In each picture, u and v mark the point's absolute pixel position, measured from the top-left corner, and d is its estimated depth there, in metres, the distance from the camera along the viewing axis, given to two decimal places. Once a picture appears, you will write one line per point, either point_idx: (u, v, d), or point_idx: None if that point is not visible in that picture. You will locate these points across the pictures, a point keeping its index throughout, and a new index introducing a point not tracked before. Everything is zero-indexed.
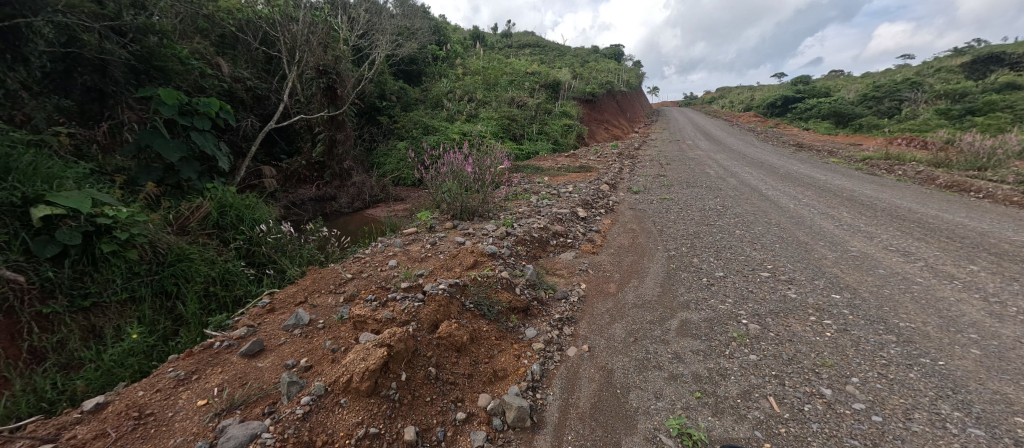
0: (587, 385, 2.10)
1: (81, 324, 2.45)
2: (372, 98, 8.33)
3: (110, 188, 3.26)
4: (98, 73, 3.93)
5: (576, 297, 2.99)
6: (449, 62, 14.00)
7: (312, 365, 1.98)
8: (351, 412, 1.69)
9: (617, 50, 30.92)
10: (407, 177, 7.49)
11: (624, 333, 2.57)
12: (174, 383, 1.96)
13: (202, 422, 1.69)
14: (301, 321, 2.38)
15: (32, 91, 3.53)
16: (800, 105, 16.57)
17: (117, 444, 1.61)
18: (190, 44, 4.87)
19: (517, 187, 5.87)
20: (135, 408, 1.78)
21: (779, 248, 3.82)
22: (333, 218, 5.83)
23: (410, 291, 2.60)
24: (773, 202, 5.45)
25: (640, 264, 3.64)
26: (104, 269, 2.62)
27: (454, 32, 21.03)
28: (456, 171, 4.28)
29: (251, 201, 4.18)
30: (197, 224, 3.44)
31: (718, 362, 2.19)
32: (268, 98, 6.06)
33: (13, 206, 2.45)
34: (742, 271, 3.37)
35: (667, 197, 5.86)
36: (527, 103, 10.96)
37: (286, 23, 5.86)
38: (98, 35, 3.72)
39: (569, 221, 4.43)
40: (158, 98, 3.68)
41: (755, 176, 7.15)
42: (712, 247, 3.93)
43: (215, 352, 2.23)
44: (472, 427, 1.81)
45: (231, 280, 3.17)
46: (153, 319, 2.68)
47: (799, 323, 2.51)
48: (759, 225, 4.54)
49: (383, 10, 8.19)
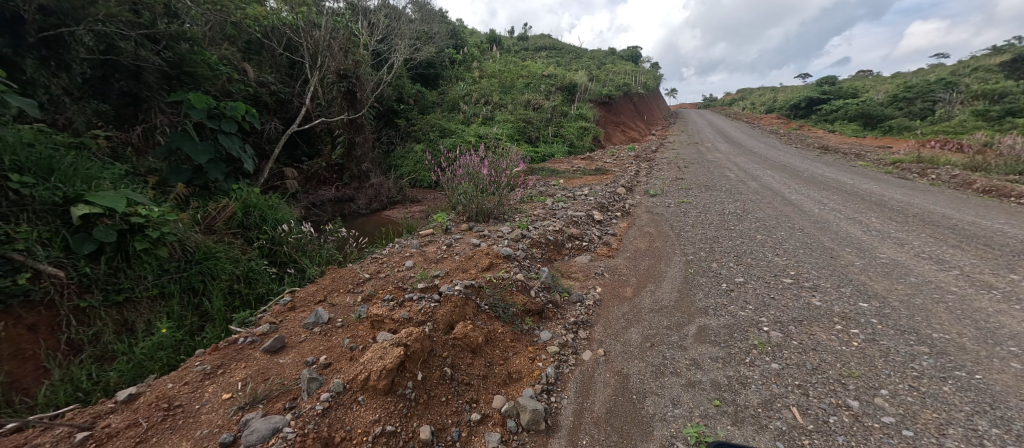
0: (603, 390, 2.08)
1: (115, 318, 2.57)
2: (391, 101, 8.48)
3: (143, 189, 3.42)
4: (133, 78, 4.14)
5: (591, 301, 2.97)
6: (465, 65, 14.12)
7: (332, 362, 2.03)
8: (368, 410, 1.72)
9: (634, 51, 30.59)
10: (423, 179, 7.60)
11: (640, 338, 2.54)
12: (201, 376, 2.03)
13: (226, 415, 1.74)
14: (321, 320, 2.44)
15: (74, 96, 3.75)
16: (825, 106, 16.06)
17: (147, 434, 1.68)
18: (218, 50, 5.06)
19: (533, 189, 5.88)
20: (164, 400, 1.86)
21: (802, 254, 3.70)
22: (351, 219, 5.96)
23: (427, 291, 2.63)
24: (797, 206, 5.29)
25: (656, 268, 3.59)
26: (137, 266, 2.74)
27: (471, 35, 21.23)
28: (472, 173, 4.31)
29: (274, 201, 4.32)
30: (223, 223, 3.56)
31: (738, 370, 2.13)
32: (291, 101, 6.24)
33: (55, 205, 2.59)
34: (763, 277, 3.29)
35: (685, 201, 5.76)
36: (543, 106, 10.97)
37: (308, 29, 6.04)
38: (134, 43, 3.92)
39: (585, 223, 4.41)
40: (189, 102, 3.84)
41: (778, 179, 6.96)
42: (732, 252, 3.84)
43: (239, 347, 2.30)
44: (487, 428, 1.82)
45: (254, 278, 3.27)
46: (180, 314, 2.79)
47: (824, 332, 2.43)
48: (781, 229, 4.41)
49: (403, 14, 8.32)
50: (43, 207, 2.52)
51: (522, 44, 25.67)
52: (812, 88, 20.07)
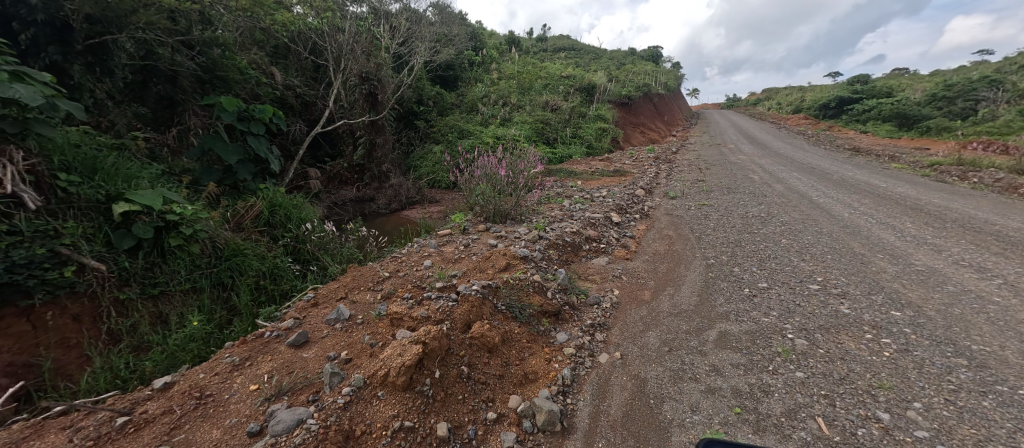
0: (619, 393, 2.07)
1: (150, 310, 2.71)
2: (410, 103, 8.63)
3: (177, 188, 3.59)
4: (169, 83, 4.36)
5: (609, 303, 2.95)
6: (484, 67, 14.23)
7: (352, 358, 2.08)
8: (387, 405, 1.76)
9: (656, 51, 30.04)
10: (442, 180, 7.70)
11: (658, 342, 2.50)
12: (230, 368, 2.12)
13: (254, 405, 1.82)
14: (342, 316, 2.50)
15: (116, 100, 3.98)
16: (857, 106, 15.42)
17: (181, 420, 1.77)
18: (248, 55, 5.27)
19: (551, 190, 5.87)
20: (196, 389, 1.96)
21: (831, 260, 3.57)
22: (371, 218, 6.10)
23: (445, 291, 2.66)
24: (825, 210, 5.11)
25: (675, 271, 3.53)
26: (171, 261, 2.88)
27: (490, 37, 21.37)
28: (490, 174, 4.35)
29: (298, 201, 4.45)
30: (251, 221, 3.70)
31: (760, 378, 2.08)
32: (315, 104, 6.42)
33: (98, 202, 2.74)
34: (788, 282, 3.19)
35: (706, 203, 5.63)
36: (561, 107, 10.94)
37: (333, 33, 6.19)
38: (171, 49, 4.13)
39: (602, 225, 4.37)
40: (220, 105, 4.02)
41: (805, 182, 6.73)
42: (755, 257, 3.73)
43: (265, 341, 2.39)
44: (503, 428, 1.83)
45: (279, 274, 3.40)
46: (210, 308, 2.93)
47: (852, 340, 2.34)
48: (808, 234, 4.27)
49: (423, 18, 8.43)
50: (88, 205, 2.68)
51: (540, 45, 25.67)
52: (842, 87, 19.27)
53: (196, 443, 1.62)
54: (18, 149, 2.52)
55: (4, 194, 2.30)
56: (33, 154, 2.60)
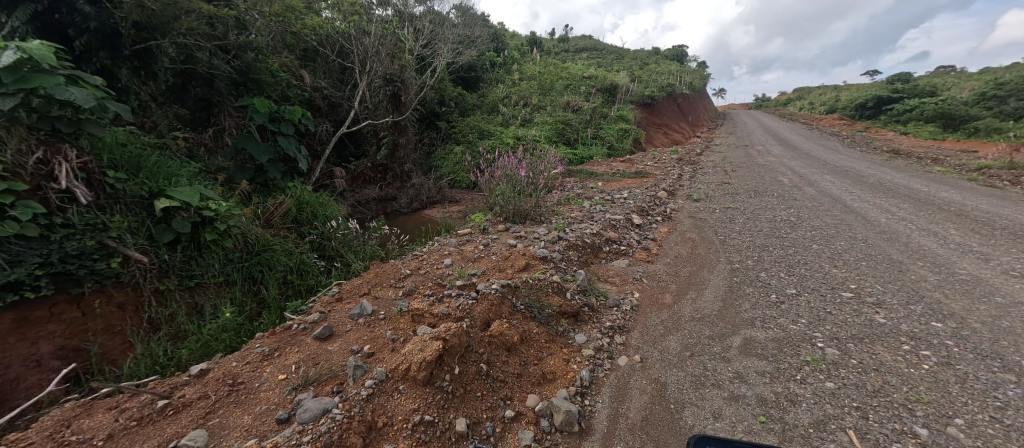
0: (638, 397, 2.04)
1: (187, 300, 2.87)
2: (432, 104, 8.76)
3: (213, 185, 3.78)
4: (206, 86, 4.61)
5: (628, 306, 2.91)
6: (505, 68, 14.29)
7: (374, 352, 2.14)
8: (408, 398, 1.80)
9: (680, 51, 29.35)
10: (462, 180, 7.78)
11: (678, 346, 2.46)
12: (260, 357, 2.22)
13: (282, 394, 1.89)
14: (365, 311, 2.56)
15: (159, 102, 4.23)
16: (897, 106, 14.61)
17: (215, 405, 1.87)
18: (279, 59, 5.51)
19: (571, 191, 5.83)
20: (229, 376, 2.05)
21: (865, 267, 3.41)
22: (393, 217, 6.23)
23: (465, 289, 2.70)
24: (861, 215, 4.87)
25: (698, 275, 3.46)
26: (206, 255, 3.03)
27: (512, 38, 21.43)
28: (510, 174, 4.37)
29: (324, 199, 4.60)
30: (280, 218, 3.85)
31: (788, 387, 2.01)
32: (341, 105, 6.61)
33: (142, 198, 2.91)
34: (818, 289, 3.06)
35: (732, 206, 5.47)
36: (582, 108, 10.87)
37: (360, 37, 6.35)
38: (209, 53, 4.37)
39: (623, 227, 4.32)
40: (253, 106, 4.21)
41: (838, 185, 6.45)
42: (784, 262, 3.60)
43: (293, 333, 2.48)
44: (520, 426, 1.84)
45: (305, 270, 3.52)
46: (241, 301, 3.07)
47: (888, 351, 2.23)
48: (841, 239, 4.08)
49: (446, 20, 8.55)
50: (133, 200, 2.85)
51: (562, 45, 25.52)
52: (880, 86, 18.31)
53: (230, 427, 1.71)
54: (72, 147, 2.71)
55: (59, 189, 2.49)
56: (85, 152, 2.79)
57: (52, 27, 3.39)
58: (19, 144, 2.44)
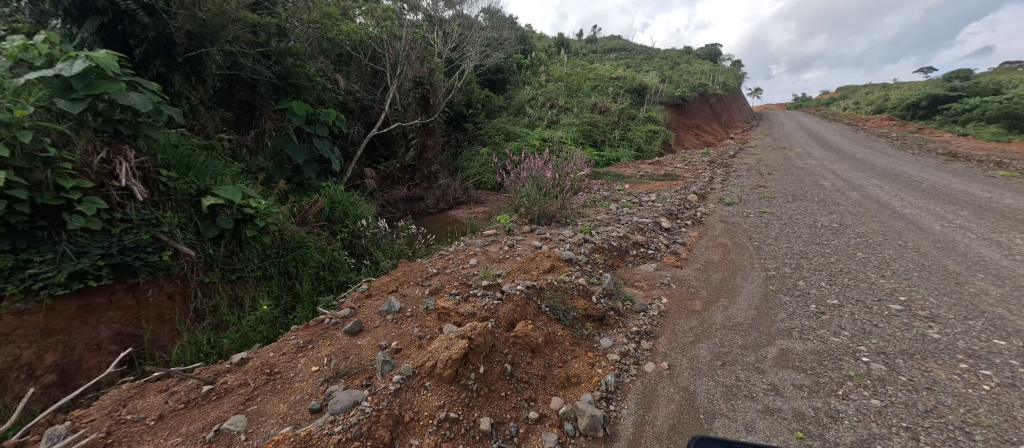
0: (666, 405, 1.99)
1: (228, 292, 3.04)
2: (459, 106, 8.91)
3: (254, 184, 4.00)
4: (249, 90, 4.90)
5: (656, 311, 2.84)
6: (532, 70, 14.28)
7: (402, 348, 2.19)
8: (434, 395, 1.83)
9: (713, 49, 28.39)
10: (487, 181, 7.86)
11: (709, 355, 2.37)
12: (296, 349, 2.33)
13: (315, 385, 1.97)
14: (393, 308, 2.63)
15: (207, 106, 4.52)
16: (954, 105, 13.53)
17: (254, 392, 1.97)
18: (316, 64, 5.77)
19: (597, 194, 5.78)
20: (267, 366, 2.17)
21: (917, 278, 3.18)
22: (420, 217, 6.37)
23: (490, 289, 2.73)
24: (912, 222, 4.55)
25: (731, 282, 3.33)
26: (246, 250, 3.21)
27: (539, 40, 21.43)
28: (536, 176, 4.37)
29: (355, 199, 4.76)
30: (314, 216, 4.01)
31: (828, 403, 1.90)
32: (372, 107, 6.84)
33: (191, 196, 3.10)
34: (863, 300, 2.88)
35: (768, 211, 5.25)
36: (610, 109, 10.72)
37: (391, 41, 6.56)
38: (253, 60, 4.68)
39: (651, 231, 4.23)
40: (292, 109, 4.46)
41: (887, 190, 6.04)
42: (824, 270, 3.42)
43: (325, 327, 2.58)
44: (544, 428, 1.83)
45: (336, 267, 3.67)
46: (277, 294, 3.23)
47: (943, 370, 2.07)
48: (889, 248, 3.82)
49: (474, 23, 8.68)
50: (183, 198, 3.04)
51: (589, 46, 25.28)
52: (935, 84, 17.01)
53: (267, 415, 1.80)
54: (131, 148, 2.93)
55: (119, 186, 2.69)
56: (142, 152, 3.01)
57: (116, 38, 3.70)
58: (87, 145, 2.65)
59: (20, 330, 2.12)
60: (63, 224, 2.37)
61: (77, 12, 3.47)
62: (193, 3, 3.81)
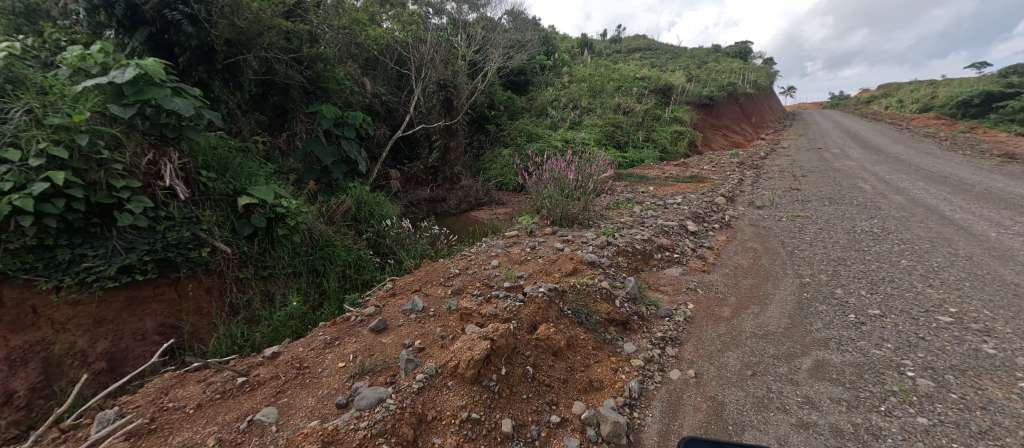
0: (692, 414, 1.93)
1: (261, 288, 3.18)
2: (481, 108, 8.98)
3: (286, 184, 4.17)
4: (282, 95, 5.10)
5: (682, 317, 2.77)
6: (555, 71, 14.23)
7: (425, 347, 2.22)
8: (456, 395, 1.84)
9: (743, 47, 27.46)
10: (509, 182, 7.90)
11: (738, 364, 2.29)
12: (323, 345, 2.40)
13: (341, 381, 2.02)
14: (416, 307, 2.67)
15: (243, 109, 4.74)
16: (1011, 102, 12.54)
17: (285, 385, 2.05)
18: (344, 68, 5.96)
19: (620, 195, 5.68)
20: (296, 361, 2.25)
21: (969, 288, 2.96)
22: (443, 218, 6.47)
23: (512, 290, 2.74)
24: (964, 228, 4.24)
25: (761, 289, 3.20)
26: (278, 248, 3.34)
27: (562, 41, 21.34)
28: (558, 177, 4.35)
29: (380, 199, 4.88)
30: (341, 216, 4.13)
31: (869, 419, 1.78)
32: (398, 110, 6.99)
33: (228, 196, 3.25)
34: (908, 311, 2.71)
35: (802, 215, 5.02)
36: (634, 110, 10.55)
37: (416, 45, 6.69)
38: (286, 66, 4.88)
39: (677, 234, 4.13)
40: (322, 112, 4.65)
41: (934, 193, 5.67)
42: (864, 278, 3.24)
43: (351, 324, 2.65)
44: (566, 433, 1.81)
45: (362, 265, 3.77)
46: (306, 291, 3.35)
47: (1000, 388, 1.90)
48: (936, 255, 3.58)
49: (497, 25, 8.75)
50: (220, 197, 3.18)
51: (612, 46, 24.99)
52: (989, 80, 15.80)
53: (297, 408, 1.86)
54: (175, 151, 3.09)
55: (164, 186, 2.85)
56: (185, 154, 3.17)
57: (163, 46, 3.93)
58: (136, 148, 2.82)
59: (76, 319, 2.31)
60: (114, 221, 2.53)
61: (129, 23, 3.72)
62: (232, 12, 4.03)
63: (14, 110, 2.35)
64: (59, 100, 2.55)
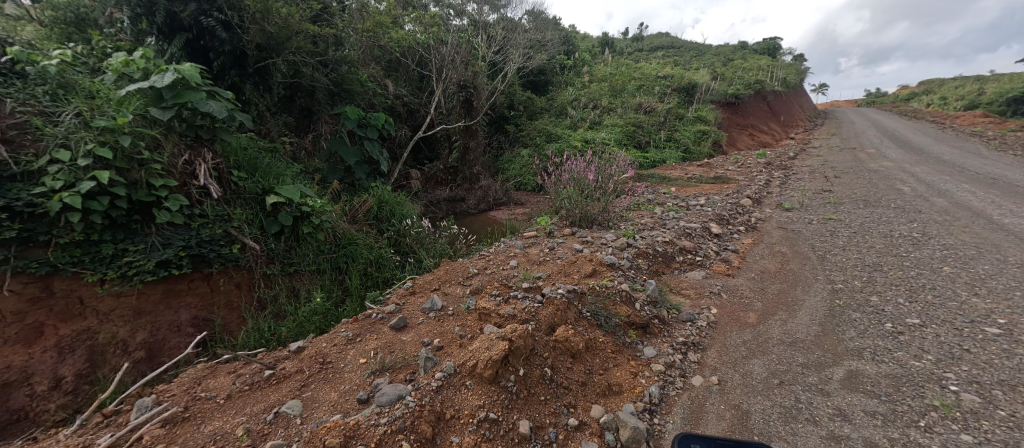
0: (715, 423, 1.88)
1: (287, 284, 3.29)
2: (500, 108, 9.01)
3: (311, 184, 4.30)
4: (308, 96, 5.26)
5: (705, 322, 2.70)
6: (575, 71, 14.13)
7: (443, 346, 2.25)
8: (474, 395, 1.86)
9: (771, 43, 26.49)
10: (527, 182, 7.91)
11: (764, 372, 2.22)
12: (345, 341, 2.46)
13: (363, 377, 2.06)
14: (435, 306, 2.70)
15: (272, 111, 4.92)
16: None
17: (309, 379, 2.12)
18: (367, 70, 6.09)
19: (641, 196, 5.59)
20: (320, 356, 2.32)
21: (1020, 298, 2.76)
22: (462, 218, 6.53)
23: (530, 291, 2.73)
24: (1014, 233, 3.96)
25: (790, 294, 3.09)
26: (303, 245, 3.44)
27: (582, 40, 21.16)
28: (578, 177, 4.31)
29: (401, 198, 4.97)
30: (363, 215, 4.22)
31: (906, 434, 1.69)
32: (418, 111, 7.09)
33: (257, 195, 3.36)
34: (951, 322, 2.55)
35: (834, 218, 4.81)
36: (655, 109, 10.34)
37: (437, 46, 6.77)
38: (312, 69, 5.02)
39: (700, 236, 4.03)
40: (346, 114, 4.78)
41: (981, 196, 5.32)
42: (902, 286, 3.07)
43: (372, 321, 2.70)
44: (584, 436, 1.79)
45: (383, 263, 3.84)
46: (329, 287, 3.44)
47: None
48: (983, 262, 3.36)
49: (517, 25, 8.74)
50: (250, 196, 3.30)
51: (633, 44, 24.60)
52: None
53: (321, 401, 1.92)
54: (209, 151, 3.23)
55: (198, 185, 2.99)
56: (217, 155, 3.31)
57: (198, 51, 4.13)
58: (173, 149, 2.94)
59: (118, 310, 2.45)
60: (152, 218, 2.66)
61: (168, 30, 3.92)
62: (263, 18, 4.13)
63: (65, 113, 2.53)
64: (106, 104, 2.72)
